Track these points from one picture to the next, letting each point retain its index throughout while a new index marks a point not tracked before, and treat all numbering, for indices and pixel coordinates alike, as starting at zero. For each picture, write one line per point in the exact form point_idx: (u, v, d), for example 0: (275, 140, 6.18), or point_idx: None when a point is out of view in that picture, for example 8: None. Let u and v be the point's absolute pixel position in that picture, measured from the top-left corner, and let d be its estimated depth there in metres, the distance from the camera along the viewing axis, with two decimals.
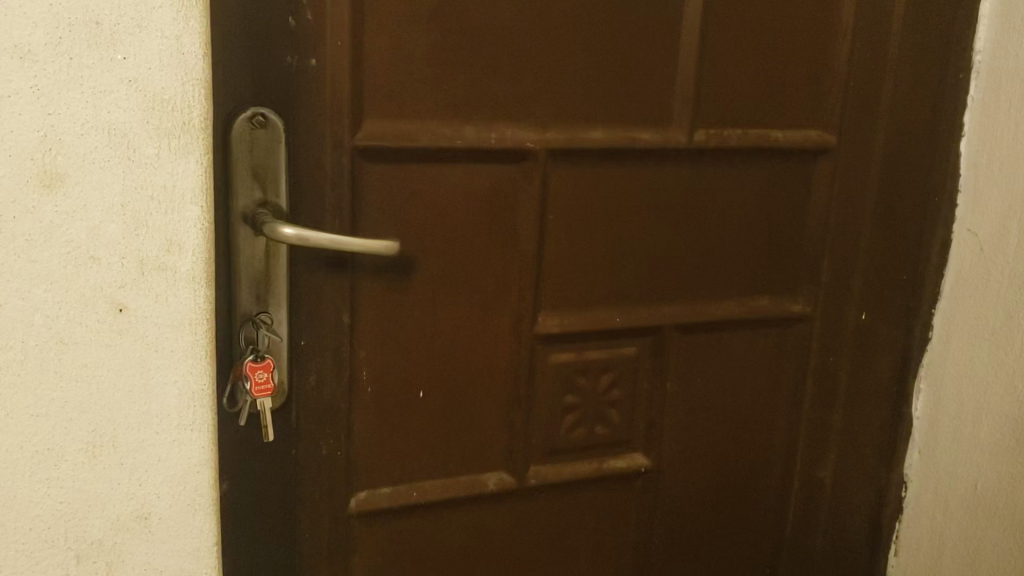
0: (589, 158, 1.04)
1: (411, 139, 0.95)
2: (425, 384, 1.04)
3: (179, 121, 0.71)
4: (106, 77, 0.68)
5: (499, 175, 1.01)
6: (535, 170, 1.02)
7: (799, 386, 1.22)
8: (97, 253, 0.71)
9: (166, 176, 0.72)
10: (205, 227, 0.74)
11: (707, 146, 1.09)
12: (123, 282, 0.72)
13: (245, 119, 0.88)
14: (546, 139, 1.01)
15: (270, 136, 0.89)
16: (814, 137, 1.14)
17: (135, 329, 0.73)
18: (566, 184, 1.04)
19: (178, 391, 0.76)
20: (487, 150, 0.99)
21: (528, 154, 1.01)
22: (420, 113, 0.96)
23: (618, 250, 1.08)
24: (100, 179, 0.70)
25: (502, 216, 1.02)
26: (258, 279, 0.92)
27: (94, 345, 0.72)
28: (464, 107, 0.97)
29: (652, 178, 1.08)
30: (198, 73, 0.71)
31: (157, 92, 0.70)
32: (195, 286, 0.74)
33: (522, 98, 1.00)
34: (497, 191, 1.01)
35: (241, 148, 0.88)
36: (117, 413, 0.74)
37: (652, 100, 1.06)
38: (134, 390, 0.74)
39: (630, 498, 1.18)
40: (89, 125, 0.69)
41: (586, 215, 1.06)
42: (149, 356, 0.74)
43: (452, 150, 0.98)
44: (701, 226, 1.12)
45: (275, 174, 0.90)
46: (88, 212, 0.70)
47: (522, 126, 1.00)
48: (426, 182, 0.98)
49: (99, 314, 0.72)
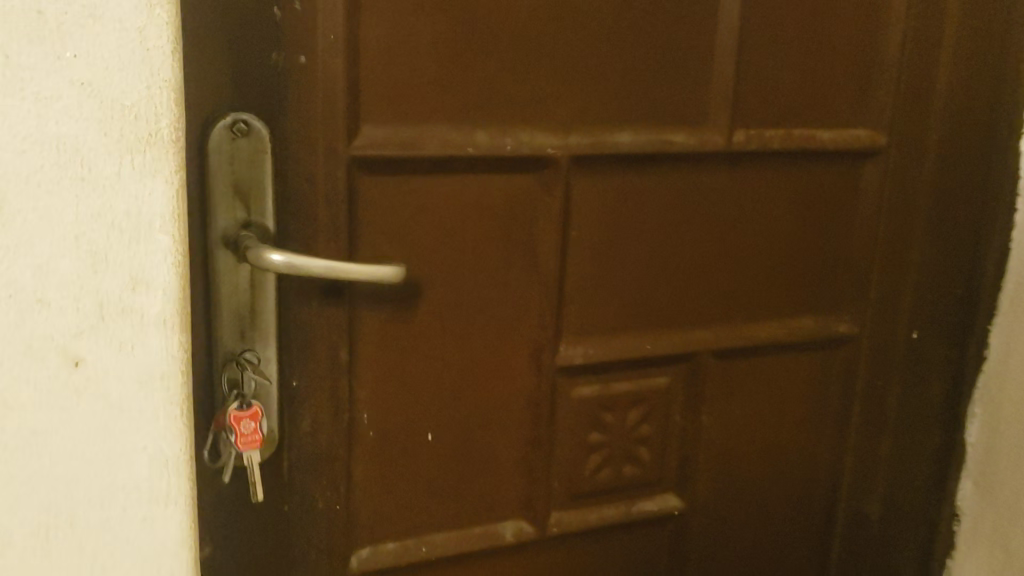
0: (617, 165, 0.92)
1: (417, 147, 0.83)
2: (433, 424, 0.91)
3: (144, 132, 0.58)
4: (53, 79, 0.56)
5: (517, 185, 0.89)
6: (557, 180, 0.89)
7: (846, 413, 1.11)
8: (45, 295, 0.58)
9: (130, 201, 0.59)
10: (178, 261, 0.61)
11: (748, 149, 0.97)
12: (79, 329, 0.59)
13: (224, 127, 0.75)
14: (569, 144, 0.89)
15: (253, 146, 0.77)
16: (863, 136, 1.02)
17: (95, 385, 0.60)
18: (590, 195, 0.92)
19: (149, 458, 0.62)
20: (503, 157, 0.87)
21: (549, 162, 0.89)
22: (426, 117, 0.83)
23: (648, 269, 0.96)
24: (48, 205, 0.57)
25: (520, 233, 0.90)
26: (242, 313, 0.79)
27: (44, 407, 0.59)
28: (477, 109, 0.85)
29: (686, 186, 0.96)
30: (166, 73, 0.58)
31: (117, 98, 0.57)
32: (167, 331, 0.61)
33: (543, 98, 0.87)
34: (514, 206, 0.89)
35: (220, 161, 0.76)
36: (75, 488, 0.61)
37: (687, 98, 0.94)
38: (95, 459, 0.61)
39: (661, 541, 1.06)
40: (32, 140, 0.56)
41: (612, 229, 0.94)
42: (113, 418, 0.61)
43: (464, 158, 0.85)
44: (740, 238, 1.00)
45: (260, 191, 0.78)
46: (34, 245, 0.57)
47: (542, 130, 0.88)
48: (434, 196, 0.85)
49: (50, 370, 0.59)
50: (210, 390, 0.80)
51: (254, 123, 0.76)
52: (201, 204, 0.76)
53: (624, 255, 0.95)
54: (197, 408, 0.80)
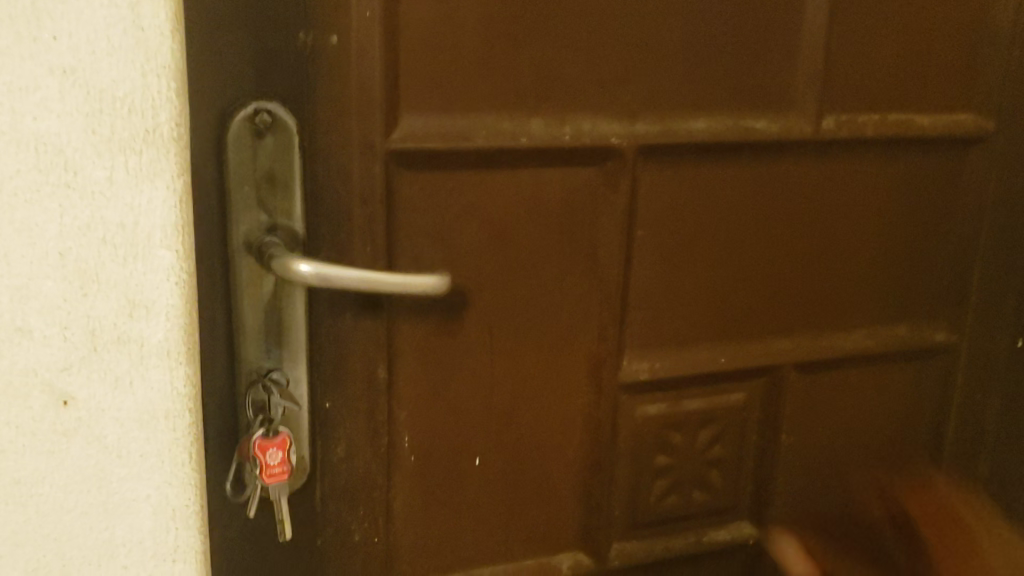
0: (689, 156, 0.81)
1: (464, 138, 0.73)
2: (482, 448, 0.81)
3: (140, 129, 0.49)
4: (29, 67, 0.47)
5: (576, 180, 0.78)
6: (620, 173, 0.79)
7: (940, 432, 0.99)
8: (26, 323, 0.49)
9: (124, 211, 0.49)
10: (183, 281, 0.51)
11: (838, 137, 0.85)
12: (67, 362, 0.50)
13: (244, 118, 0.66)
14: (635, 133, 0.78)
15: (277, 139, 0.68)
16: (968, 121, 0.90)
17: (87, 427, 0.51)
18: (656, 191, 0.81)
19: (152, 510, 0.53)
20: (561, 149, 0.76)
21: (613, 153, 0.78)
22: (473, 105, 0.72)
23: (721, 273, 0.86)
24: (27, 217, 0.48)
25: (579, 233, 0.80)
26: (268, 326, 0.71)
27: (28, 453, 0.50)
28: (533, 94, 0.74)
29: (767, 181, 0.85)
30: (165, 57, 0.49)
31: (106, 88, 0.48)
32: (172, 363, 0.52)
33: (607, 80, 0.77)
34: (573, 203, 0.79)
35: (241, 158, 0.67)
36: (66, 545, 0.52)
37: (770, 79, 0.82)
38: (90, 513, 0.52)
39: (732, 573, 0.96)
40: (6, 140, 0.47)
41: (680, 229, 0.83)
42: (109, 465, 0.52)
43: (517, 150, 0.75)
44: (825, 239, 0.89)
45: (286, 188, 0.68)
46: (11, 264, 0.48)
47: (605, 118, 0.77)
48: (484, 193, 0.75)
49: (34, 411, 0.50)
50: (232, 414, 0.72)
51: (274, 112, 0.67)
52: (219, 206, 0.67)
53: (694, 258, 0.84)
54: (218, 434, 0.71)
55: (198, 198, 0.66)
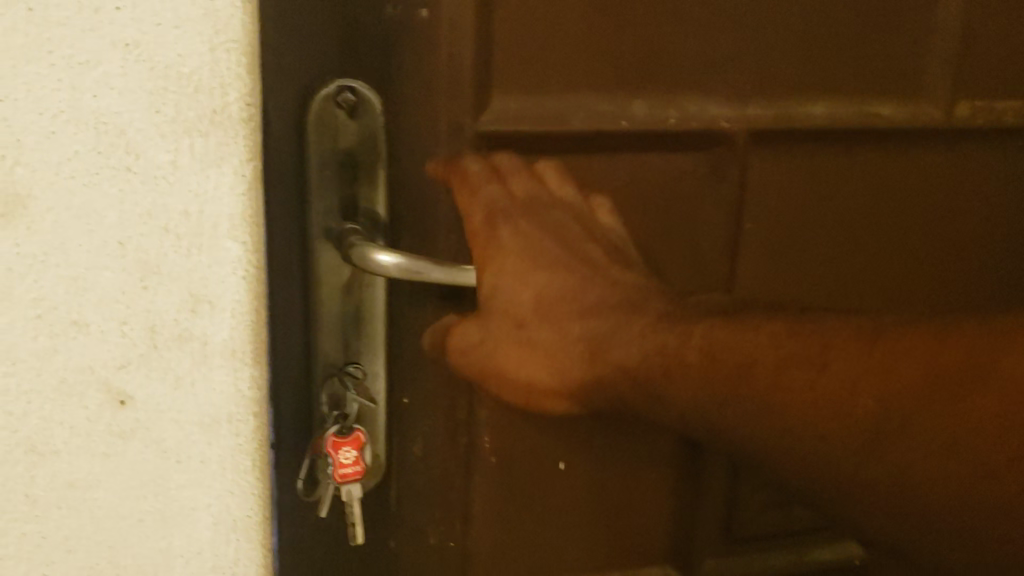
0: (807, 143, 0.74)
1: (561, 121, 0.66)
2: (567, 451, 0.76)
3: (207, 108, 0.45)
4: (88, 37, 0.42)
5: (681, 167, 0.72)
6: (730, 161, 0.72)
7: None
8: (83, 317, 0.45)
9: (188, 197, 0.45)
10: (251, 275, 0.47)
11: (970, 124, 0.78)
12: (125, 360, 0.46)
13: (326, 96, 0.61)
14: (748, 117, 0.71)
15: (362, 119, 0.62)
16: None
17: (146, 429, 0.47)
18: (767, 180, 0.74)
19: (213, 518, 0.50)
20: (665, 133, 0.70)
21: (722, 138, 0.71)
22: (573, 84, 0.66)
23: (829, 272, 0.78)
24: (85, 203, 0.44)
25: (683, 225, 0.73)
26: (348, 319, 0.66)
27: (83, 455, 0.47)
28: (637, 74, 0.68)
29: (890, 171, 0.77)
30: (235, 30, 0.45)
31: (171, 63, 0.44)
32: (238, 364, 0.48)
33: (718, 59, 0.70)
34: (677, 192, 0.72)
35: (321, 138, 0.61)
36: (122, 552, 0.49)
37: (898, 60, 0.75)
38: (147, 520, 0.49)
39: None
40: (64, 118, 0.43)
41: (790, 222, 0.76)
42: (168, 469, 0.48)
43: (618, 134, 0.68)
44: (947, 236, 0.81)
45: (370, 177, 0.63)
46: (68, 254, 0.44)
47: (714, 99, 0.70)
48: (580, 179, 0.69)
49: (90, 411, 0.46)
50: (308, 409, 0.67)
51: (359, 92, 0.62)
52: (299, 193, 0.62)
53: (802, 255, 0.77)
54: (292, 430, 0.67)
55: (276, 181, 0.61)
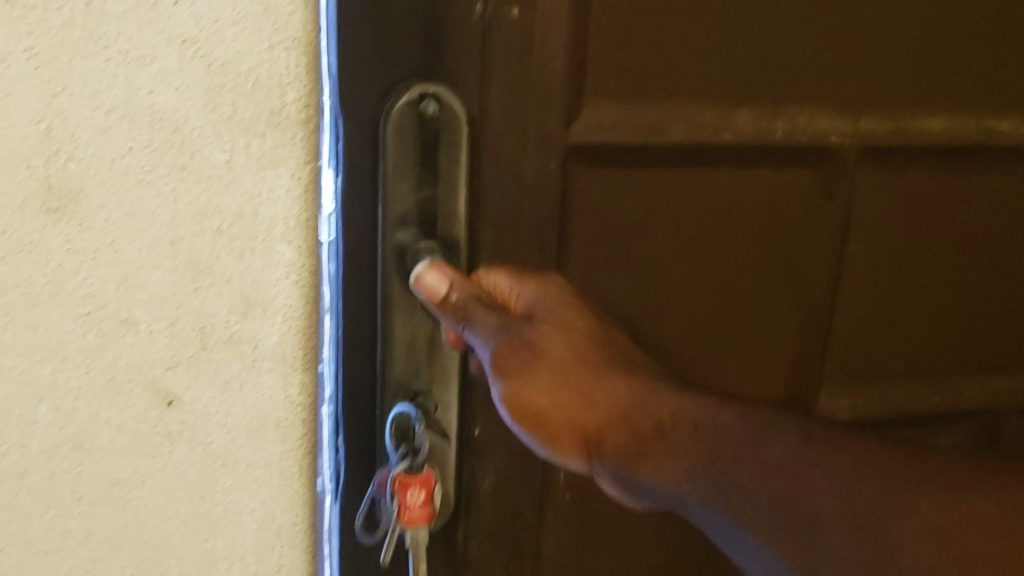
0: (919, 159, 0.66)
1: (657, 131, 0.55)
2: None
3: (264, 109, 0.43)
4: (147, 31, 0.41)
5: (792, 184, 0.62)
6: (841, 178, 0.63)
7: None
8: (133, 316, 0.44)
9: (242, 198, 0.44)
10: (304, 280, 0.47)
11: None
12: (174, 360, 0.45)
13: (411, 104, 0.47)
14: (862, 131, 0.63)
15: (441, 129, 0.49)
16: None
17: (193, 431, 0.47)
18: (875, 209, 0.66)
19: (258, 523, 0.49)
20: (775, 149, 0.60)
21: (835, 154, 0.63)
22: (695, 86, 0.56)
23: (932, 307, 0.71)
24: (137, 201, 0.43)
25: (785, 250, 0.64)
26: (412, 367, 0.52)
27: (129, 454, 0.46)
28: (759, 83, 0.58)
29: (983, 188, 0.70)
30: (296, 28, 0.43)
31: (230, 60, 0.42)
32: (287, 368, 0.47)
33: (847, 64, 0.61)
34: (780, 210, 0.62)
35: (403, 155, 0.48)
36: (166, 553, 0.48)
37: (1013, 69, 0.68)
38: (191, 521, 0.48)
39: None
40: (119, 114, 0.42)
41: (884, 243, 0.67)
42: (214, 472, 0.48)
43: (721, 149, 0.59)
44: None
45: (440, 199, 0.50)
46: (119, 252, 0.43)
47: (839, 111, 0.62)
48: (670, 200, 0.58)
49: (137, 410, 0.46)
50: (353, 475, 0.52)
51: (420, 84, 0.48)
52: (359, 215, 0.48)
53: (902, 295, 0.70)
54: None
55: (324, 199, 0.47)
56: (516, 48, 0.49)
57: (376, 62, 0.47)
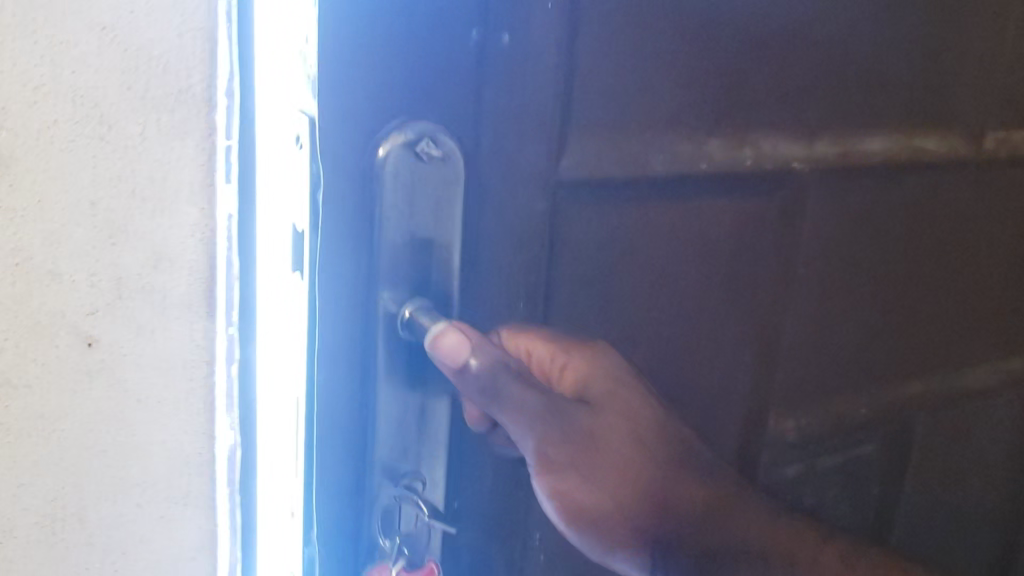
0: (847, 185, 0.88)
1: (641, 167, 0.70)
2: None
3: (173, 89, 0.50)
4: (68, 15, 0.48)
5: (750, 209, 0.81)
6: (790, 200, 0.83)
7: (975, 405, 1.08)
8: (57, 266, 0.51)
9: (153, 166, 0.51)
10: (210, 239, 0.53)
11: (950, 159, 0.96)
12: (93, 306, 0.52)
13: (399, 144, 0.54)
14: (812, 154, 0.83)
15: (437, 175, 0.57)
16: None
17: (109, 370, 0.53)
18: (819, 223, 0.87)
19: (168, 453, 0.56)
20: (741, 177, 0.78)
21: (790, 176, 0.83)
22: (650, 108, 0.69)
23: (847, 311, 0.93)
24: (62, 166, 0.50)
25: (743, 258, 0.82)
26: (409, 406, 0.60)
27: (53, 389, 0.53)
28: (728, 117, 0.75)
29: (892, 200, 0.92)
30: (206, 15, 0.50)
31: (142, 45, 0.49)
32: (195, 316, 0.54)
33: (799, 100, 0.80)
34: (745, 226, 0.81)
35: (392, 197, 0.54)
36: (85, 480, 0.55)
37: (912, 105, 0.90)
38: (107, 450, 0.54)
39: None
40: (46, 91, 0.49)
41: (824, 258, 0.89)
42: (129, 406, 0.54)
43: (698, 178, 0.75)
44: (939, 255, 0.99)
45: (437, 238, 0.58)
46: (43, 210, 0.50)
47: (787, 143, 0.81)
48: (636, 234, 0.72)
49: (60, 349, 0.52)
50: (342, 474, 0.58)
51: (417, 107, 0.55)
52: (356, 252, 0.55)
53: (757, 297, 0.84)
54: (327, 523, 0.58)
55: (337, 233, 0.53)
56: (504, 64, 0.58)
57: (374, 111, 0.53)
